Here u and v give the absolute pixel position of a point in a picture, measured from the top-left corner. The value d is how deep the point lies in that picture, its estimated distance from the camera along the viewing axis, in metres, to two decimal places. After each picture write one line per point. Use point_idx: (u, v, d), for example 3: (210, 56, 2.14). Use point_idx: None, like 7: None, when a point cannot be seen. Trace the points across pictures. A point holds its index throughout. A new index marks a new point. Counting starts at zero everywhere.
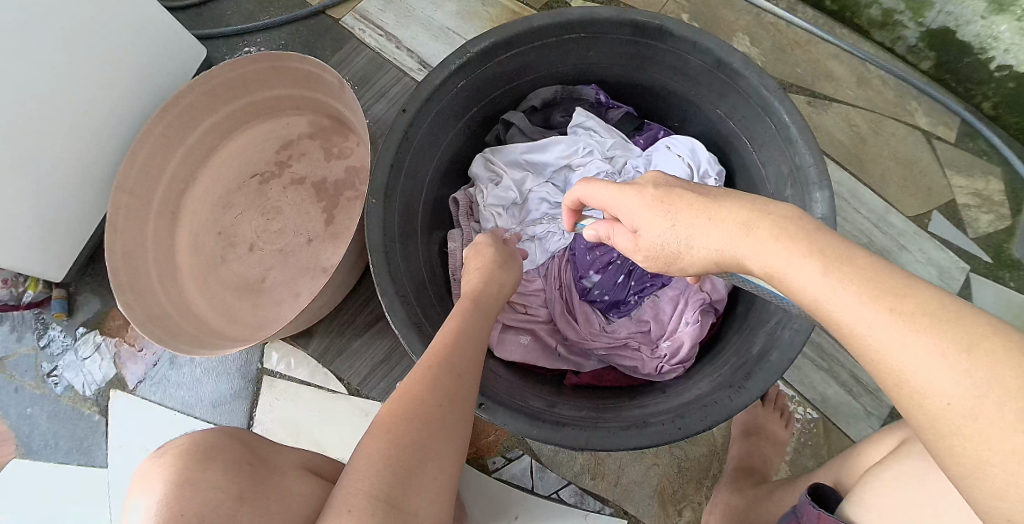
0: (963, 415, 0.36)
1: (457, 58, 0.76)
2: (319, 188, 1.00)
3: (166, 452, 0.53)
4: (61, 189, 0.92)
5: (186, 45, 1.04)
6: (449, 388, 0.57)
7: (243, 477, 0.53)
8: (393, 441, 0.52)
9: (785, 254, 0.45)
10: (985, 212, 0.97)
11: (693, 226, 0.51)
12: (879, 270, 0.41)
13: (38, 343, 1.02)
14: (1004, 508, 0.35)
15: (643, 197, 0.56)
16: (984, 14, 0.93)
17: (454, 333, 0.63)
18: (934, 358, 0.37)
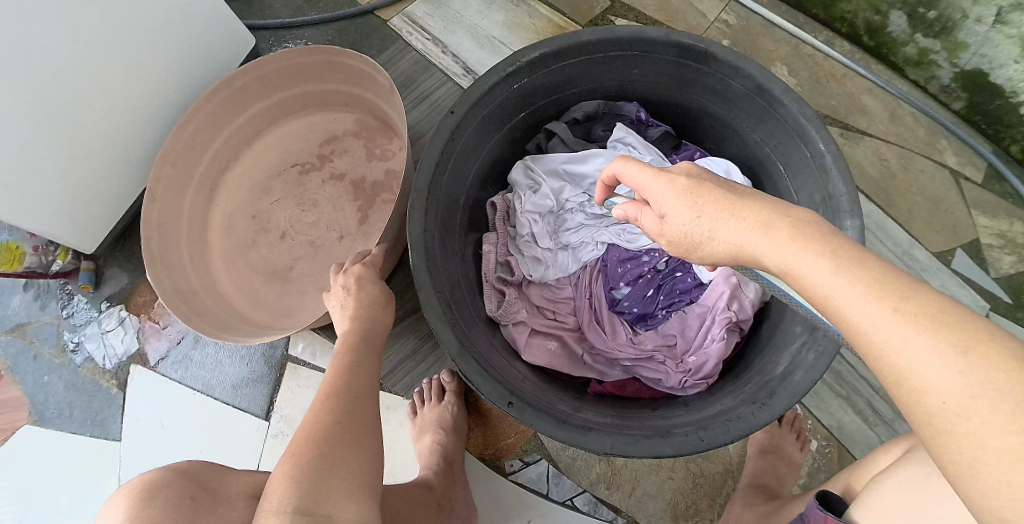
0: (958, 414, 0.38)
1: (507, 67, 0.79)
2: (357, 184, 1.06)
3: (119, 492, 0.57)
4: (97, 165, 1.00)
5: (229, 30, 1.12)
6: (339, 413, 0.60)
7: (182, 512, 0.56)
8: (294, 467, 0.55)
9: (798, 252, 0.46)
10: (1007, 253, 1.06)
11: (719, 221, 0.51)
12: (884, 270, 0.42)
13: (62, 313, 1.12)
14: (996, 506, 0.37)
15: (675, 185, 0.55)
16: (1016, 59, 1.00)
17: (345, 362, 0.66)
18: (932, 358, 0.39)
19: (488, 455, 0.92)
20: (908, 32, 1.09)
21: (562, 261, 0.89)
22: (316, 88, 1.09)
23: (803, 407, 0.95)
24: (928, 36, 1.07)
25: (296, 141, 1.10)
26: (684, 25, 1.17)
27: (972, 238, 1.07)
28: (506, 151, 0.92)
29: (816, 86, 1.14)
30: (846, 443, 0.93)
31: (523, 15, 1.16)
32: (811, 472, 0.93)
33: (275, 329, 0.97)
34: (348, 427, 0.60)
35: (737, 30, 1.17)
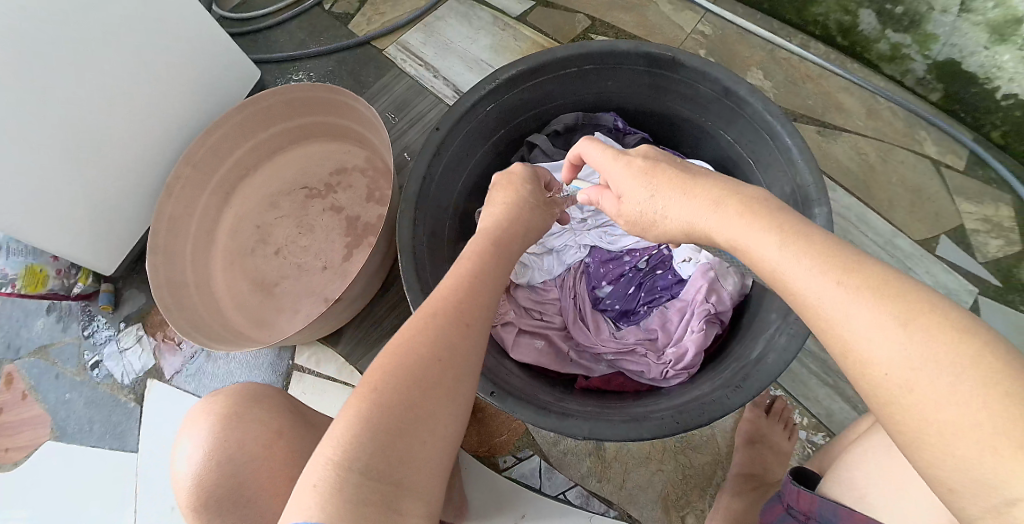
0: (901, 385, 0.42)
1: (487, 85, 0.85)
2: (351, 222, 1.10)
3: (216, 395, 0.82)
4: (114, 192, 1.06)
5: (238, 65, 1.19)
6: (440, 362, 0.55)
7: (282, 419, 0.80)
8: (370, 404, 0.52)
9: (747, 228, 0.52)
10: (994, 237, 1.08)
11: (669, 197, 0.59)
12: (838, 250, 0.47)
13: (83, 333, 1.18)
14: (944, 478, 0.41)
15: (631, 166, 0.64)
16: (987, 45, 1.03)
17: (458, 321, 0.59)
18: (876, 331, 0.43)
19: (483, 453, 0.97)
20: (880, 29, 1.13)
21: (548, 265, 0.94)
22: (314, 121, 1.15)
23: (791, 397, 0.98)
24: (898, 31, 1.11)
25: (295, 168, 1.16)
26: (662, 37, 1.23)
27: (956, 225, 1.10)
28: (492, 164, 0.98)
29: (792, 88, 1.19)
30: (837, 431, 0.96)
31: (508, 37, 1.22)
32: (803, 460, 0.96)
33: (267, 341, 1.02)
34: (441, 381, 0.55)
35: (714, 40, 1.23)
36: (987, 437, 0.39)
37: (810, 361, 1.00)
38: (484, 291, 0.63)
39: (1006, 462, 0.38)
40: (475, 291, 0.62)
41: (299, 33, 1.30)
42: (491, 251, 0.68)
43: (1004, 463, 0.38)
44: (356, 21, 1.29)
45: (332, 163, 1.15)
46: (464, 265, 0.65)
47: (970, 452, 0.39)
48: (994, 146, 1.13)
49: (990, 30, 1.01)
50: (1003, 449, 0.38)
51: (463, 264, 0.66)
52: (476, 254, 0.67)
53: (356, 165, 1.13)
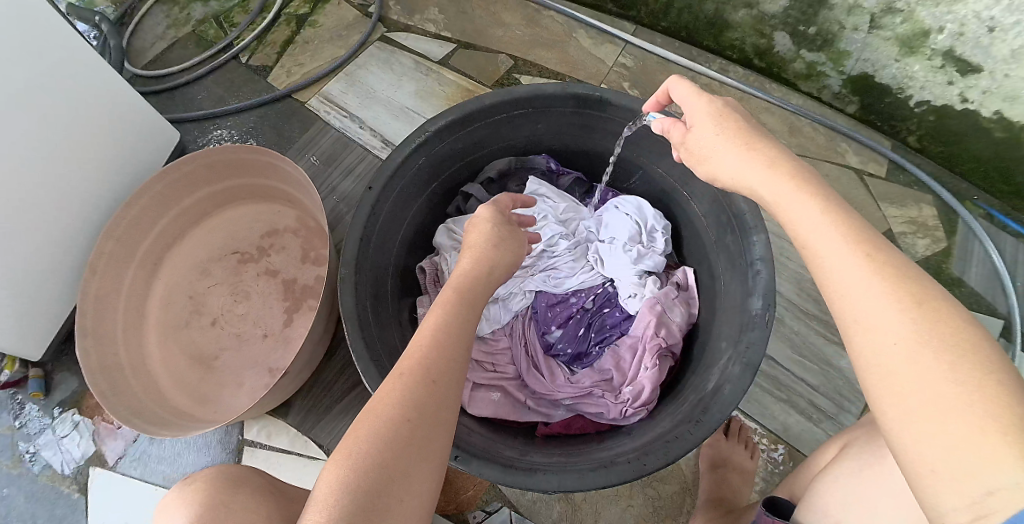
0: (905, 356, 0.44)
1: (417, 138, 0.83)
2: (289, 285, 1.07)
3: (193, 481, 0.70)
4: (32, 273, 0.99)
5: (157, 129, 1.15)
6: (411, 429, 0.53)
7: (269, 502, 0.69)
8: (344, 484, 0.50)
9: (792, 191, 0.53)
10: (921, 237, 1.13)
11: (732, 142, 0.60)
12: (868, 230, 0.49)
13: (15, 423, 1.11)
14: (928, 459, 0.42)
15: (711, 104, 0.64)
16: (898, 58, 1.07)
17: (434, 372, 0.56)
18: (889, 304, 0.45)
19: (451, 511, 0.94)
20: (794, 51, 1.17)
21: (495, 314, 0.93)
22: (241, 182, 1.11)
23: (748, 417, 0.99)
24: (813, 50, 1.15)
25: (226, 234, 1.12)
26: (585, 72, 1.25)
27: (885, 229, 1.14)
28: (428, 215, 0.97)
29: None
30: (796, 444, 0.97)
31: (432, 82, 1.22)
32: (767, 477, 0.96)
33: (216, 421, 0.96)
34: (414, 451, 0.52)
35: (635, 71, 1.25)
36: (976, 421, 0.40)
37: (761, 379, 1.01)
38: (457, 344, 0.60)
39: (990, 444, 0.40)
40: (447, 345, 0.59)
41: (217, 88, 1.27)
42: (460, 299, 0.65)
43: (995, 446, 0.40)
44: (274, 74, 1.27)
45: (264, 225, 1.12)
46: (435, 316, 0.62)
47: (960, 432, 0.41)
48: (912, 151, 1.18)
49: (900, 43, 1.05)
50: (993, 433, 0.40)
51: (435, 315, 0.62)
52: (446, 303, 0.64)
53: (287, 227, 1.11)
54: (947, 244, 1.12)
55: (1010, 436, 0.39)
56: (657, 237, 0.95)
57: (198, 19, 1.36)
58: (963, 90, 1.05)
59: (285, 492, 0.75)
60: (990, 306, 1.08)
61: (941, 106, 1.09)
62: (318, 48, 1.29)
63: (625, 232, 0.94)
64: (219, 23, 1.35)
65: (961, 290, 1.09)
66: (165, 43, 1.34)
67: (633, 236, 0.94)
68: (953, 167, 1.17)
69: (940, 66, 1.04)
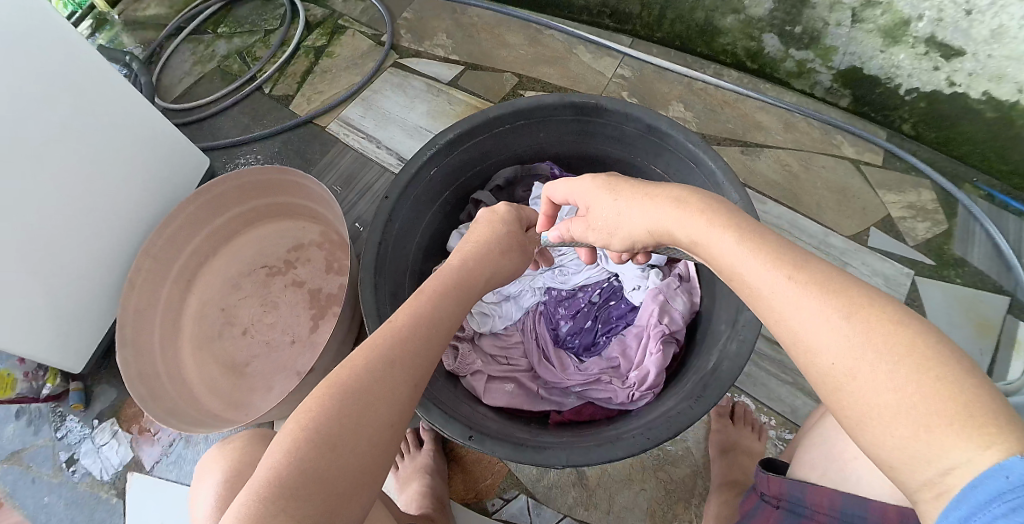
0: (845, 372, 0.46)
1: (428, 150, 0.91)
2: (314, 294, 1.14)
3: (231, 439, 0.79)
4: (76, 292, 1.08)
5: (187, 155, 1.24)
6: (375, 399, 0.58)
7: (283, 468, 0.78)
8: (322, 411, 0.56)
9: (704, 226, 0.56)
10: (921, 220, 1.17)
11: (632, 203, 0.64)
12: (785, 249, 0.52)
13: (55, 435, 1.18)
14: (884, 455, 0.45)
15: (596, 180, 0.70)
16: (882, 48, 1.12)
17: (417, 340, 0.63)
18: (823, 323, 0.47)
19: (471, 499, 1.00)
20: (783, 50, 1.23)
21: (506, 311, 0.99)
22: (268, 202, 1.20)
23: (755, 401, 1.03)
24: (801, 49, 1.20)
25: (254, 249, 1.20)
26: (586, 85, 1.32)
27: (883, 216, 1.18)
28: (442, 222, 1.04)
29: (712, 115, 1.28)
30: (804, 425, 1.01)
31: (443, 102, 1.30)
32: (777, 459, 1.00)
33: (245, 420, 1.03)
34: (372, 417, 0.57)
35: (633, 81, 1.32)
36: (922, 416, 0.43)
37: (766, 363, 1.05)
38: (431, 333, 0.65)
39: (940, 439, 0.42)
40: (424, 333, 0.64)
41: (244, 117, 1.36)
42: (452, 292, 0.70)
43: (942, 437, 0.42)
44: (296, 102, 1.36)
45: (290, 240, 1.20)
46: (421, 304, 0.67)
47: (907, 434, 0.43)
48: (907, 138, 1.22)
49: (883, 34, 1.10)
50: (938, 427, 0.42)
51: (416, 304, 0.67)
52: (434, 294, 0.69)
53: (312, 241, 1.19)
54: (947, 226, 1.16)
55: (955, 425, 0.42)
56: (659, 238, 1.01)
57: (223, 55, 1.47)
58: (949, 74, 1.09)
59: None
60: (994, 283, 1.11)
61: (929, 92, 1.14)
62: (336, 76, 1.38)
63: None
64: (242, 58, 1.45)
65: (965, 270, 1.13)
66: (193, 78, 1.45)
67: None
68: (950, 151, 1.21)
69: (925, 52, 1.09)
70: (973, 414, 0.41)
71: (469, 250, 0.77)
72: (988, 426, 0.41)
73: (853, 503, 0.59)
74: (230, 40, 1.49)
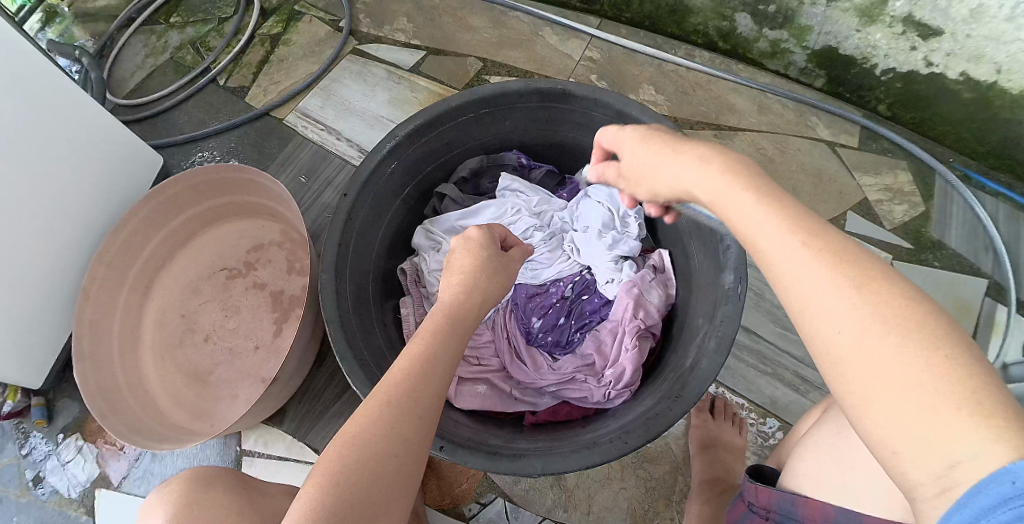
0: (851, 345, 0.42)
1: (387, 144, 0.86)
2: (276, 296, 1.09)
3: (171, 483, 0.74)
4: (29, 304, 1.02)
5: (139, 154, 1.18)
6: (386, 456, 0.55)
7: (240, 497, 0.73)
8: (338, 468, 0.53)
9: (725, 183, 0.51)
10: (897, 203, 1.15)
11: (659, 155, 0.60)
12: (801, 211, 0.48)
13: (20, 452, 1.12)
14: (887, 440, 0.41)
15: (637, 132, 0.66)
16: (858, 28, 1.09)
17: (423, 377, 0.59)
18: (840, 289, 0.43)
19: (446, 505, 0.96)
20: (756, 29, 1.19)
21: None
22: (224, 200, 1.14)
23: (734, 393, 1.01)
24: (774, 28, 1.17)
25: (213, 251, 1.14)
26: (553, 68, 1.27)
27: (860, 200, 1.16)
28: (406, 219, 1.00)
29: (685, 98, 1.24)
30: (784, 416, 0.99)
31: (405, 90, 1.25)
32: (758, 450, 0.98)
33: (208, 434, 0.98)
34: (384, 476, 0.54)
35: (602, 63, 1.28)
36: (929, 399, 0.39)
37: (744, 354, 1.03)
38: (435, 374, 0.60)
39: (949, 422, 0.39)
40: (428, 373, 0.60)
41: (197, 112, 1.29)
42: (451, 327, 0.65)
43: (950, 423, 0.39)
44: (252, 93, 1.29)
45: (249, 240, 1.14)
46: (420, 345, 0.62)
47: (913, 415, 0.40)
48: (883, 118, 1.20)
49: (859, 14, 1.07)
50: (946, 409, 0.39)
51: (417, 344, 0.62)
52: (433, 331, 0.64)
53: (272, 240, 1.13)
54: (924, 208, 1.14)
55: (964, 409, 0.38)
56: (631, 222, 0.97)
57: (174, 46, 1.39)
58: (926, 54, 1.07)
59: (262, 488, 0.77)
60: (971, 266, 1.10)
61: (906, 72, 1.12)
62: (294, 64, 1.32)
63: (596, 218, 0.96)
64: (195, 49, 1.38)
65: (943, 253, 1.11)
66: (144, 71, 1.37)
67: (606, 222, 0.96)
68: (926, 132, 1.19)
69: (902, 32, 1.06)
70: (982, 401, 0.38)
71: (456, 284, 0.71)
72: (996, 417, 0.38)
73: (845, 518, 0.58)
74: (181, 30, 1.41)
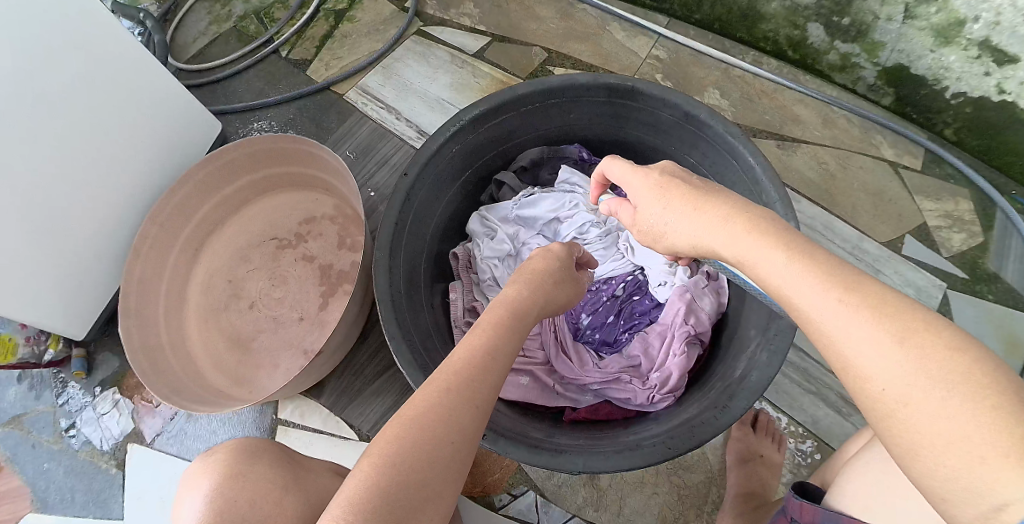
0: (896, 399, 0.42)
1: (451, 127, 0.85)
2: (324, 270, 1.09)
3: (215, 452, 0.74)
4: (81, 258, 1.04)
5: (199, 119, 1.19)
6: (442, 439, 0.54)
7: (285, 471, 0.73)
8: (395, 447, 0.53)
9: (755, 246, 0.51)
10: (957, 231, 1.11)
11: (680, 207, 0.60)
12: (834, 265, 0.47)
13: (57, 401, 1.15)
14: (937, 488, 0.40)
15: (649, 179, 0.65)
16: (933, 48, 1.06)
17: (483, 368, 0.59)
18: (882, 344, 0.42)
19: (477, 493, 0.96)
20: (828, 41, 1.16)
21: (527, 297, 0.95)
22: (278, 171, 1.15)
23: (776, 409, 0.99)
24: (846, 41, 1.14)
25: (262, 221, 1.15)
26: (618, 65, 1.26)
27: (919, 224, 1.13)
28: (461, 204, 1.00)
29: (749, 105, 1.22)
30: (825, 437, 0.97)
31: (467, 75, 1.25)
32: (794, 469, 0.96)
33: (247, 401, 0.99)
34: (439, 461, 0.53)
35: (668, 63, 1.26)
36: (976, 447, 0.38)
37: (790, 371, 1.01)
38: (493, 365, 0.60)
39: (996, 472, 0.38)
40: (487, 364, 0.59)
41: (258, 81, 1.31)
42: (510, 321, 0.65)
43: (996, 472, 0.38)
44: (313, 67, 1.30)
45: (301, 212, 1.15)
46: (482, 336, 0.62)
47: (958, 465, 0.39)
48: (949, 143, 1.16)
49: (935, 34, 1.04)
50: (993, 459, 0.38)
51: (477, 336, 0.62)
52: (494, 324, 0.64)
53: (324, 214, 1.14)
54: (983, 239, 1.11)
55: (1012, 458, 0.37)
56: None
57: (239, 15, 1.41)
58: (1000, 81, 1.03)
59: (305, 464, 0.78)
60: None
61: (977, 97, 1.08)
62: (356, 41, 1.32)
63: None
64: (260, 19, 1.39)
65: (996, 286, 1.07)
66: (208, 38, 1.39)
67: None
68: (993, 161, 1.14)
69: (976, 56, 1.03)
70: None
71: (523, 282, 0.70)
72: None
73: None
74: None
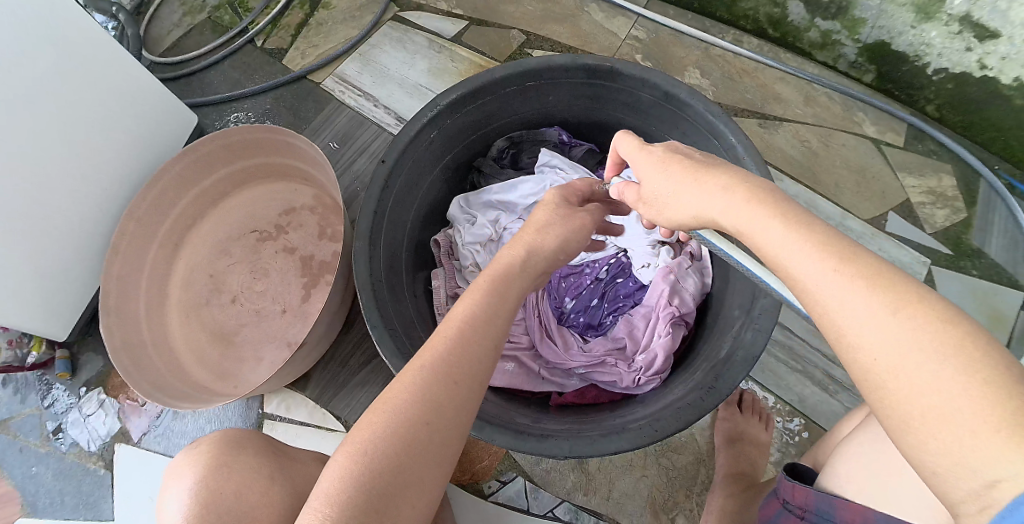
0: (887, 371, 0.41)
1: (429, 111, 0.84)
2: (306, 261, 1.08)
3: (199, 444, 0.74)
4: (60, 255, 1.03)
5: (176, 112, 1.17)
6: (419, 421, 0.53)
7: (270, 460, 0.72)
8: (371, 437, 0.52)
9: (752, 214, 0.50)
10: (939, 207, 1.11)
11: (682, 181, 0.57)
12: (832, 234, 0.46)
13: (43, 403, 1.13)
14: (929, 465, 0.40)
15: (653, 155, 0.62)
16: (914, 24, 1.05)
17: (462, 346, 0.57)
18: (879, 313, 0.42)
19: (466, 480, 0.95)
20: (808, 18, 1.16)
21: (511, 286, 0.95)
22: (258, 162, 1.13)
23: (763, 389, 1.00)
24: (827, 18, 1.13)
25: (243, 214, 1.14)
26: (597, 46, 1.25)
27: (902, 200, 1.12)
28: (443, 189, 0.99)
29: (730, 84, 1.21)
30: (811, 415, 0.97)
31: (445, 59, 1.23)
32: (782, 448, 0.96)
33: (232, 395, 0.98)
34: (418, 445, 0.52)
35: (647, 43, 1.25)
36: (962, 420, 0.38)
37: (776, 349, 1.01)
38: (475, 340, 0.58)
39: (983, 446, 0.37)
40: (468, 340, 0.57)
41: (234, 72, 1.29)
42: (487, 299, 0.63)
43: (985, 448, 0.37)
44: (289, 56, 1.28)
45: (281, 203, 1.14)
46: (462, 308, 0.60)
47: (947, 436, 0.39)
48: (931, 119, 1.16)
49: (915, 9, 1.03)
50: (983, 433, 0.37)
51: (461, 311, 0.60)
52: (480, 293, 0.61)
53: (304, 204, 1.12)
54: (966, 215, 1.11)
55: (1002, 431, 0.37)
56: None
57: (213, 5, 1.38)
58: (981, 56, 1.03)
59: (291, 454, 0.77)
60: (1009, 275, 1.06)
61: (958, 73, 1.08)
62: (332, 28, 1.30)
63: None
64: (234, 8, 1.37)
65: (981, 262, 1.08)
66: (182, 29, 1.36)
67: None
68: (975, 135, 1.14)
69: (957, 31, 1.02)
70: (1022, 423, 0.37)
71: None
72: None
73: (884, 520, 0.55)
74: None
